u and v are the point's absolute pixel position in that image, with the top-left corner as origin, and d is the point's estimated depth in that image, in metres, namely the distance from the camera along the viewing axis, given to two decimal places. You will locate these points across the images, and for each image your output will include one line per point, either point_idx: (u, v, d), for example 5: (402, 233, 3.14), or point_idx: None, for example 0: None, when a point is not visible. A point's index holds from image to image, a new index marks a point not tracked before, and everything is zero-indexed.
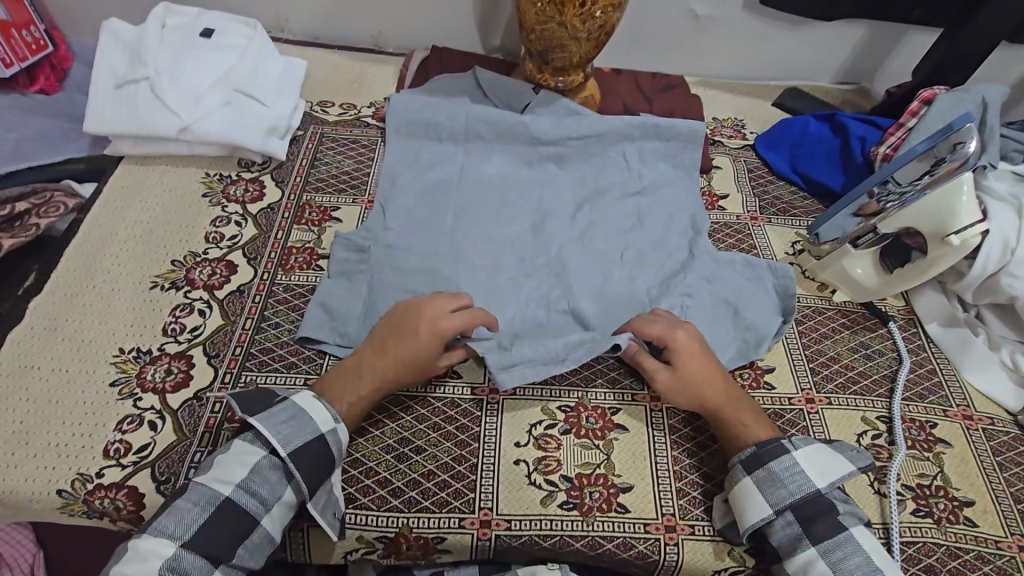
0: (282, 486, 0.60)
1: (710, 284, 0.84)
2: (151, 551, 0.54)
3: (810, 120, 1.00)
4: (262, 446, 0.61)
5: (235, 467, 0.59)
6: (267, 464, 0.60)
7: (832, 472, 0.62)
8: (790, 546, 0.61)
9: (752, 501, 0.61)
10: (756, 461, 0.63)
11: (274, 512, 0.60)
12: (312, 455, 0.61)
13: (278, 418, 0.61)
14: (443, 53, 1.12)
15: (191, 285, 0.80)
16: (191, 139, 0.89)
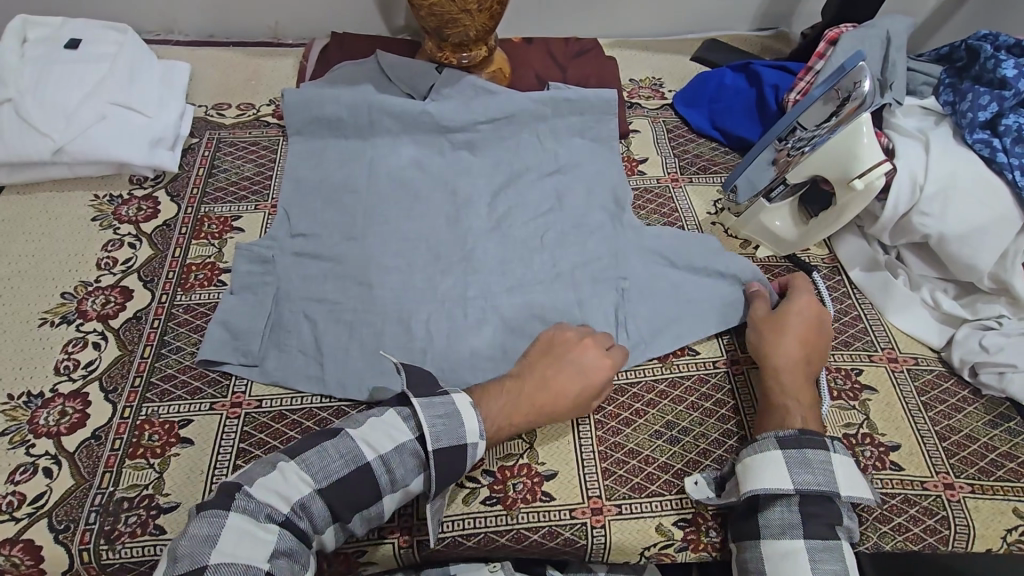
0: (414, 474, 0.59)
1: (632, 257, 0.82)
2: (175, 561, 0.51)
3: (725, 73, 0.98)
4: (414, 428, 0.60)
5: (382, 440, 0.59)
6: (406, 451, 0.59)
7: (856, 485, 0.60)
8: (774, 530, 0.58)
9: (774, 479, 0.59)
10: (799, 441, 0.61)
11: (397, 494, 0.59)
12: (453, 453, 0.59)
13: (442, 407, 0.60)
14: (343, 40, 1.06)
15: (83, 317, 0.75)
16: (69, 160, 0.83)
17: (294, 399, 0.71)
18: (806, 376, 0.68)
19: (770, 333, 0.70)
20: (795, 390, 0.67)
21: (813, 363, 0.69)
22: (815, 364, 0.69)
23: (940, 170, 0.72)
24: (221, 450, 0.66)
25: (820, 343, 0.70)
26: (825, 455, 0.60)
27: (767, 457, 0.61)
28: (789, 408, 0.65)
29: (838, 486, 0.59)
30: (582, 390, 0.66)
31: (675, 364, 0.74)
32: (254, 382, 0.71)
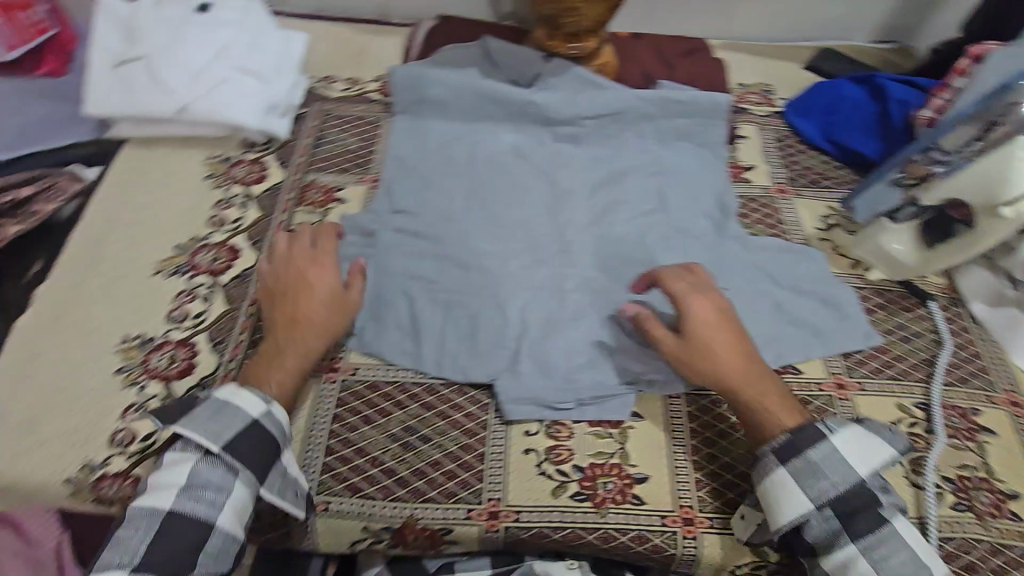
0: (231, 481, 0.56)
1: (735, 267, 0.79)
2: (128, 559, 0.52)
3: (843, 85, 0.93)
4: (194, 450, 0.57)
5: (172, 474, 0.56)
6: (204, 467, 0.56)
7: (872, 459, 0.56)
8: (824, 543, 0.56)
9: (787, 495, 0.56)
10: (807, 431, 0.57)
11: (233, 506, 0.56)
12: (247, 445, 0.57)
13: (199, 416, 0.57)
14: (451, 23, 1.07)
15: (194, 270, 0.78)
16: (191, 119, 0.87)
17: (388, 371, 0.71)
18: (748, 375, 0.62)
19: (699, 353, 0.63)
20: (759, 394, 0.61)
21: (718, 352, 0.62)
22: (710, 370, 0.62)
23: None
24: (318, 412, 0.68)
25: (733, 322, 0.65)
26: (830, 450, 0.56)
27: (772, 484, 0.57)
28: (766, 415, 0.60)
29: (860, 472, 0.56)
30: (328, 302, 0.68)
31: None
32: (351, 350, 0.73)
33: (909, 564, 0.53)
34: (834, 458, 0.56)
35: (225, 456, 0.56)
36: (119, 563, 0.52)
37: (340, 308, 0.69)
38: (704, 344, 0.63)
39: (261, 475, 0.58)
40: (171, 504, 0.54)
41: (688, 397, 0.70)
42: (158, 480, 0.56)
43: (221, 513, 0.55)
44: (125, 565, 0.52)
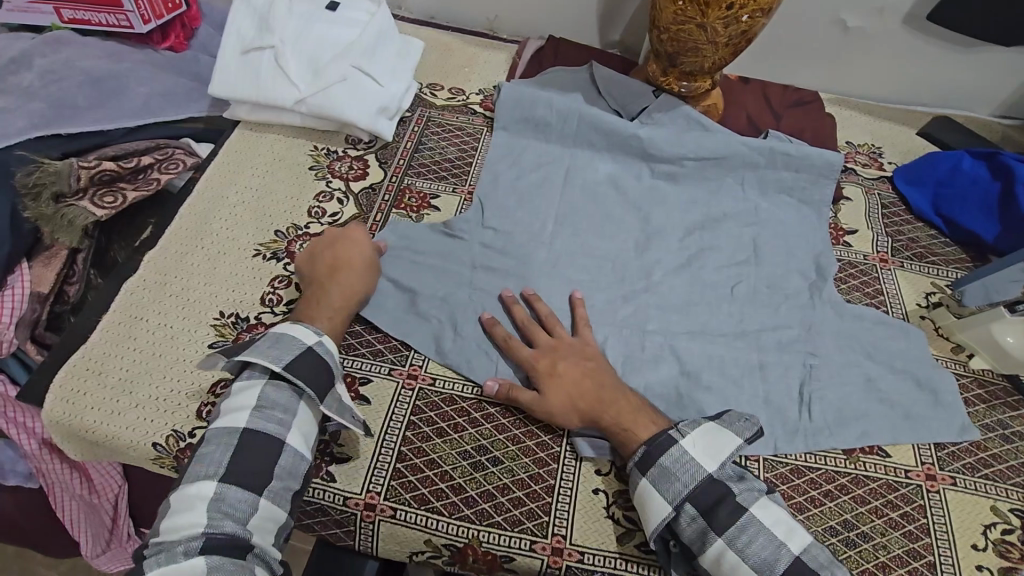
0: (296, 403, 0.63)
1: (827, 334, 0.77)
2: (196, 495, 0.57)
3: (964, 157, 0.88)
4: (260, 375, 0.64)
5: (244, 397, 0.62)
6: (270, 389, 0.63)
7: (717, 453, 0.61)
8: (697, 542, 0.59)
9: (648, 500, 0.61)
10: (659, 444, 0.62)
11: (298, 428, 0.62)
12: (308, 368, 0.64)
13: (261, 347, 0.65)
14: (559, 45, 1.07)
15: (291, 257, 0.81)
16: (306, 111, 0.90)
17: (465, 386, 0.72)
18: (581, 384, 0.67)
19: (553, 387, 0.67)
20: (598, 401, 0.66)
21: (564, 371, 0.68)
22: (581, 412, 0.66)
23: None
24: (394, 417, 0.69)
25: (583, 352, 0.70)
26: (681, 452, 0.61)
27: (640, 490, 0.61)
28: (619, 424, 0.64)
29: (705, 467, 0.60)
30: (368, 259, 0.76)
31: (860, 461, 0.68)
32: (431, 359, 0.74)
33: (768, 546, 0.56)
34: (680, 459, 0.61)
35: (288, 376, 0.63)
36: (208, 474, 0.58)
37: (375, 262, 0.76)
38: (546, 367, 0.69)
39: (320, 392, 0.64)
40: (246, 421, 0.61)
41: (767, 463, 0.68)
42: (229, 404, 0.62)
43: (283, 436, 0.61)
44: (214, 475, 0.58)
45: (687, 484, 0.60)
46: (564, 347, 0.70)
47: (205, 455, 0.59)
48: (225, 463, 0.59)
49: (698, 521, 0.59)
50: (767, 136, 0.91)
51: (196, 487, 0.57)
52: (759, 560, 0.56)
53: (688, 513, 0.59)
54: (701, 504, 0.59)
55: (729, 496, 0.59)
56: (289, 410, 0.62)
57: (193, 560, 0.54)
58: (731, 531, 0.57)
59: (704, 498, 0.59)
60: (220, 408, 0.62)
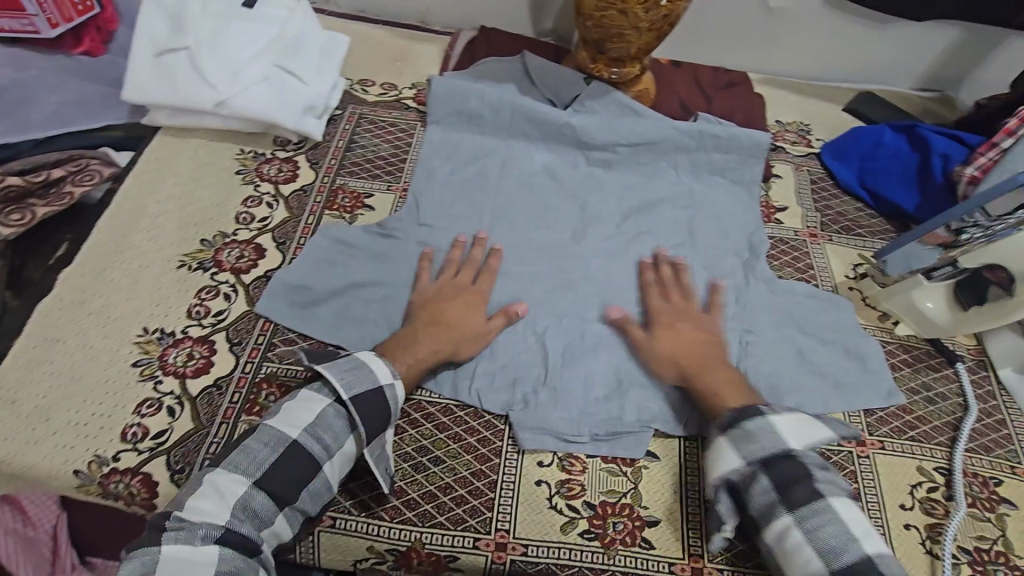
0: (346, 436, 0.60)
1: (761, 310, 0.78)
2: (226, 488, 0.54)
3: (884, 130, 0.91)
4: (328, 395, 0.61)
5: (303, 412, 0.59)
6: (330, 412, 0.60)
7: (807, 436, 0.59)
8: (764, 516, 0.57)
9: (725, 459, 0.60)
10: (741, 416, 0.61)
11: (334, 462, 0.59)
12: (368, 403, 0.60)
13: (342, 366, 0.61)
14: (491, 35, 1.06)
15: (218, 266, 0.78)
16: (228, 113, 0.86)
17: None
18: (694, 344, 0.70)
19: (694, 350, 0.70)
20: (720, 365, 0.69)
21: (683, 330, 0.72)
22: (697, 373, 0.68)
23: None
24: None
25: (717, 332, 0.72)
26: (774, 425, 0.59)
27: (718, 446, 0.61)
28: (715, 391, 0.66)
29: (794, 446, 0.58)
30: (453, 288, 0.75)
31: None
32: None
33: (839, 534, 0.54)
34: (769, 429, 0.59)
35: (351, 408, 0.60)
36: (247, 471, 0.55)
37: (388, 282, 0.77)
38: (665, 322, 0.73)
39: (370, 434, 0.60)
40: (297, 435, 0.57)
41: (704, 441, 0.69)
42: (289, 414, 0.59)
43: (320, 467, 0.58)
44: (249, 475, 0.55)
45: (767, 449, 0.58)
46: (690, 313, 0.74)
47: (253, 450, 0.57)
48: (265, 467, 0.56)
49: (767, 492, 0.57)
50: (697, 118, 0.92)
51: (230, 479, 0.55)
52: (827, 547, 0.54)
53: (762, 484, 0.57)
54: (779, 477, 0.57)
55: (809, 478, 0.57)
56: (336, 442, 0.59)
57: (207, 547, 0.51)
58: (801, 512, 0.55)
59: (782, 474, 0.57)
60: (281, 409, 0.60)
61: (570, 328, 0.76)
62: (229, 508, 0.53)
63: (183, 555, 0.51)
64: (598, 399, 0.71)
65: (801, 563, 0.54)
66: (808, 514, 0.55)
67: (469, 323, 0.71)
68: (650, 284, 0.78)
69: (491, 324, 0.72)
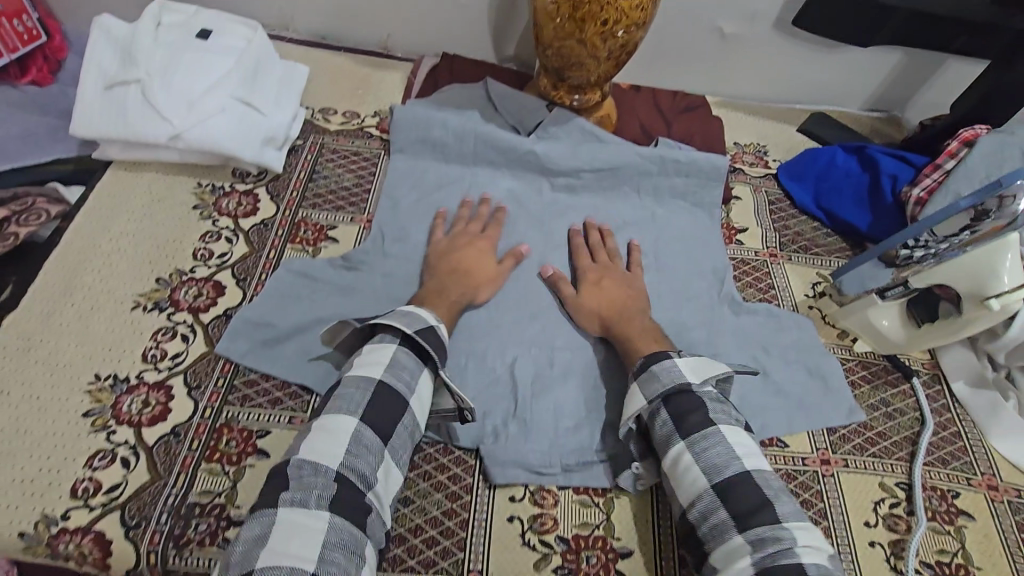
0: (421, 370, 0.64)
1: (727, 332, 0.79)
2: (336, 429, 0.57)
3: (837, 152, 0.94)
4: (392, 338, 0.64)
5: (378, 354, 0.63)
6: (401, 352, 0.63)
7: (704, 372, 0.64)
8: (663, 442, 0.62)
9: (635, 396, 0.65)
10: (648, 361, 0.66)
11: (420, 396, 0.63)
12: (428, 336, 0.65)
13: (396, 312, 0.66)
14: (454, 62, 1.06)
15: (175, 306, 0.76)
16: (184, 146, 0.84)
17: None
18: (613, 296, 0.77)
19: (589, 297, 0.77)
20: (632, 316, 0.75)
21: (608, 285, 0.78)
22: (609, 321, 0.75)
23: None
24: None
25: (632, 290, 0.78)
26: (672, 363, 0.64)
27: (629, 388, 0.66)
28: (629, 338, 0.72)
29: (691, 379, 0.63)
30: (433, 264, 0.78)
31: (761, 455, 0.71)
32: None
33: (721, 453, 0.58)
34: (670, 365, 0.64)
35: (417, 342, 0.64)
36: (346, 412, 0.58)
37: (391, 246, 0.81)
38: (592, 278, 0.79)
39: (440, 363, 0.65)
40: (383, 374, 0.61)
41: None
42: (367, 360, 0.63)
43: (409, 400, 0.62)
44: (354, 414, 0.58)
45: (672, 381, 0.63)
46: (613, 270, 0.81)
47: (347, 395, 0.60)
48: (363, 405, 0.59)
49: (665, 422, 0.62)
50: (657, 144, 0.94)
51: (334, 419, 0.58)
52: (710, 465, 0.58)
53: (662, 416, 0.62)
54: (674, 409, 0.62)
55: (702, 408, 0.61)
56: (416, 375, 0.63)
57: (319, 510, 0.52)
58: (694, 436, 0.60)
59: (676, 407, 0.62)
60: (356, 359, 0.63)
61: (539, 357, 0.76)
62: (343, 449, 0.56)
63: (299, 515, 0.51)
64: (569, 429, 0.71)
65: (688, 480, 0.58)
66: (699, 436, 0.59)
67: (484, 266, 0.78)
68: (579, 247, 0.84)
69: (502, 267, 0.80)
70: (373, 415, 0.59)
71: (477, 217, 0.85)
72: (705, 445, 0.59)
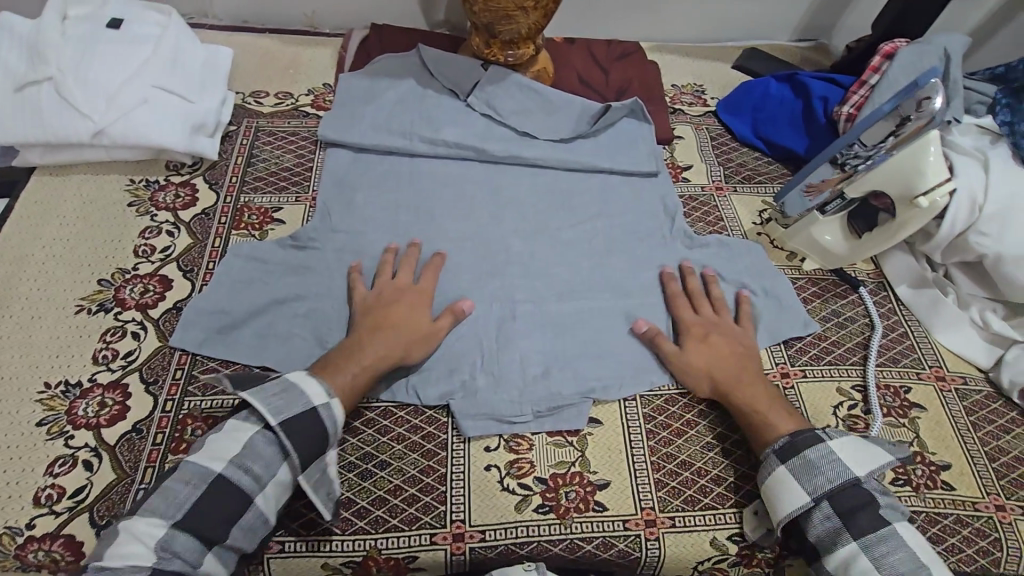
0: (278, 463, 0.57)
1: (685, 267, 0.81)
2: (145, 530, 0.52)
3: (770, 83, 0.97)
4: (254, 420, 0.58)
5: (229, 441, 0.57)
6: (260, 440, 0.57)
7: (868, 461, 0.60)
8: (826, 542, 0.58)
9: (788, 488, 0.60)
10: (792, 447, 0.61)
11: (268, 492, 0.57)
12: (300, 426, 0.58)
13: (269, 391, 0.58)
14: (385, 31, 1.04)
15: (121, 305, 0.73)
16: (109, 143, 0.81)
17: None
18: (735, 349, 0.71)
19: (694, 354, 0.70)
20: (755, 378, 0.68)
21: (714, 340, 0.71)
22: (724, 382, 0.68)
23: (1000, 190, 0.71)
24: None
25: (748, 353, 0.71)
26: (830, 452, 0.60)
27: (776, 476, 0.61)
28: (757, 412, 0.66)
29: (859, 472, 0.59)
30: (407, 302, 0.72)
31: None
32: None
33: (907, 562, 0.55)
34: (828, 457, 0.60)
35: (279, 433, 0.57)
36: (167, 514, 0.53)
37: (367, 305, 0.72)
38: (699, 331, 0.72)
39: (304, 459, 0.58)
40: (222, 467, 0.55)
41: (643, 399, 0.71)
42: (215, 443, 0.57)
43: (251, 499, 0.55)
44: (168, 516, 0.53)
45: (834, 479, 0.58)
46: (718, 321, 0.73)
47: (172, 487, 0.55)
48: (185, 505, 0.54)
49: (831, 523, 0.58)
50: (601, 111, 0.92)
51: (146, 520, 0.53)
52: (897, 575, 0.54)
53: (824, 512, 0.58)
54: (841, 507, 0.58)
55: (874, 505, 0.58)
56: (268, 470, 0.57)
57: None
58: (870, 538, 0.56)
59: (845, 505, 0.58)
60: (204, 442, 0.57)
61: (500, 311, 0.76)
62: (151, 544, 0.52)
63: None
64: (536, 375, 0.71)
65: None
66: (877, 543, 0.56)
67: (413, 324, 0.69)
68: (674, 296, 0.76)
69: (440, 325, 0.71)
70: (196, 511, 0.54)
71: (409, 263, 0.76)
72: (884, 550, 0.55)
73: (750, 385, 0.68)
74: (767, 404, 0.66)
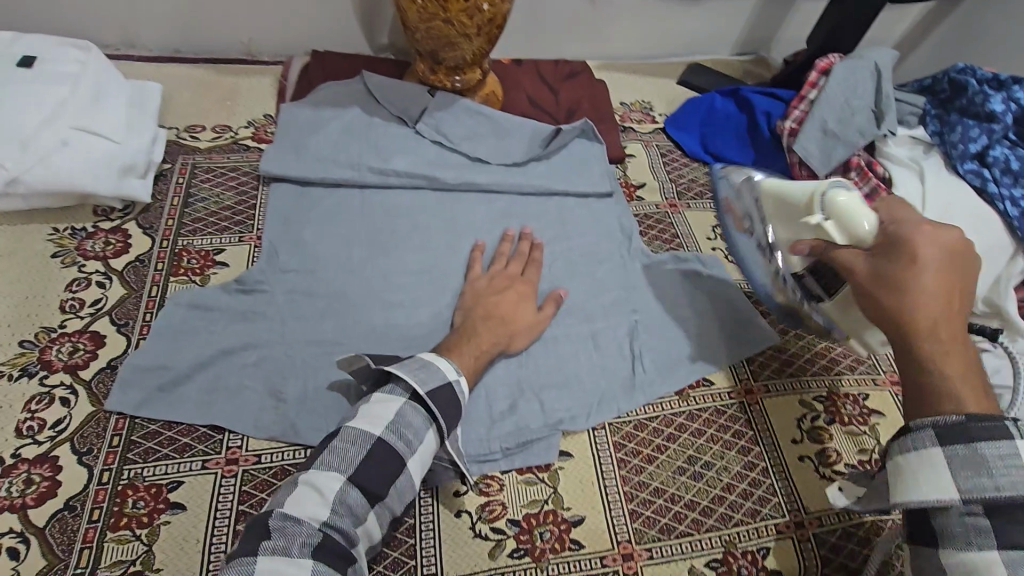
0: (427, 429, 0.59)
1: (646, 287, 0.81)
2: (324, 486, 0.53)
3: (714, 98, 0.99)
4: (402, 392, 0.59)
5: (382, 410, 0.58)
6: (408, 408, 0.58)
7: None
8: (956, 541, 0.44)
9: (933, 472, 0.46)
10: (960, 431, 0.45)
11: (420, 458, 0.58)
12: (446, 396, 0.60)
13: (410, 364, 0.61)
14: (326, 58, 1.01)
15: (47, 369, 0.67)
16: (25, 192, 0.75)
17: (297, 452, 0.66)
18: (943, 293, 0.50)
19: (881, 274, 0.53)
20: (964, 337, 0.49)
21: (926, 263, 0.51)
22: (917, 325, 0.49)
23: (936, 199, 0.74)
24: (218, 514, 0.61)
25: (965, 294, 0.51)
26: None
27: (926, 456, 0.46)
28: (946, 383, 0.47)
29: None
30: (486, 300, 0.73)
31: (691, 397, 0.74)
32: (250, 436, 0.66)
33: None
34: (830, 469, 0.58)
35: (428, 401, 0.59)
36: (337, 471, 0.54)
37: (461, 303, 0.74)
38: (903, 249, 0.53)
39: (448, 426, 0.60)
40: (382, 432, 0.56)
41: (611, 427, 0.70)
42: (368, 412, 0.58)
43: (406, 463, 0.57)
44: (343, 472, 0.54)
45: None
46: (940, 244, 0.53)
47: (338, 448, 0.55)
48: (357, 464, 0.55)
49: (976, 520, 0.44)
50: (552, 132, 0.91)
51: (325, 479, 0.53)
52: None
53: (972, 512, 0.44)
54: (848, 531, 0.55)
55: None
56: (418, 436, 0.58)
57: (303, 559, 0.48)
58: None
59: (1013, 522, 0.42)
60: (360, 410, 0.58)
61: None
62: (331, 504, 0.52)
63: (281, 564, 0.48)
64: (503, 412, 0.69)
65: None
66: None
67: (523, 314, 0.73)
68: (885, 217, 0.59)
69: (543, 313, 0.74)
70: (364, 475, 0.55)
71: (510, 256, 0.79)
72: None
73: (955, 341, 0.48)
74: (956, 366, 0.48)
